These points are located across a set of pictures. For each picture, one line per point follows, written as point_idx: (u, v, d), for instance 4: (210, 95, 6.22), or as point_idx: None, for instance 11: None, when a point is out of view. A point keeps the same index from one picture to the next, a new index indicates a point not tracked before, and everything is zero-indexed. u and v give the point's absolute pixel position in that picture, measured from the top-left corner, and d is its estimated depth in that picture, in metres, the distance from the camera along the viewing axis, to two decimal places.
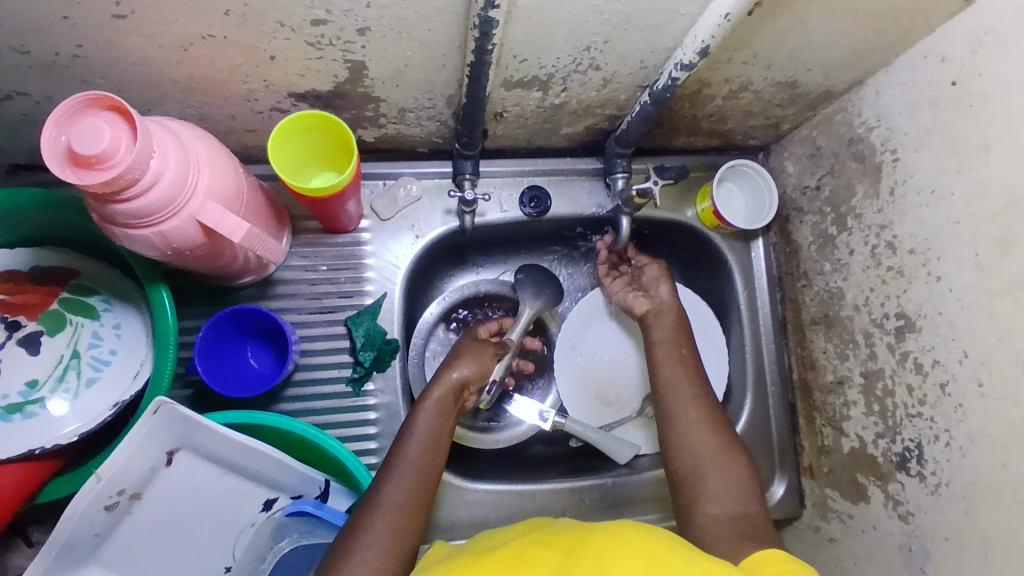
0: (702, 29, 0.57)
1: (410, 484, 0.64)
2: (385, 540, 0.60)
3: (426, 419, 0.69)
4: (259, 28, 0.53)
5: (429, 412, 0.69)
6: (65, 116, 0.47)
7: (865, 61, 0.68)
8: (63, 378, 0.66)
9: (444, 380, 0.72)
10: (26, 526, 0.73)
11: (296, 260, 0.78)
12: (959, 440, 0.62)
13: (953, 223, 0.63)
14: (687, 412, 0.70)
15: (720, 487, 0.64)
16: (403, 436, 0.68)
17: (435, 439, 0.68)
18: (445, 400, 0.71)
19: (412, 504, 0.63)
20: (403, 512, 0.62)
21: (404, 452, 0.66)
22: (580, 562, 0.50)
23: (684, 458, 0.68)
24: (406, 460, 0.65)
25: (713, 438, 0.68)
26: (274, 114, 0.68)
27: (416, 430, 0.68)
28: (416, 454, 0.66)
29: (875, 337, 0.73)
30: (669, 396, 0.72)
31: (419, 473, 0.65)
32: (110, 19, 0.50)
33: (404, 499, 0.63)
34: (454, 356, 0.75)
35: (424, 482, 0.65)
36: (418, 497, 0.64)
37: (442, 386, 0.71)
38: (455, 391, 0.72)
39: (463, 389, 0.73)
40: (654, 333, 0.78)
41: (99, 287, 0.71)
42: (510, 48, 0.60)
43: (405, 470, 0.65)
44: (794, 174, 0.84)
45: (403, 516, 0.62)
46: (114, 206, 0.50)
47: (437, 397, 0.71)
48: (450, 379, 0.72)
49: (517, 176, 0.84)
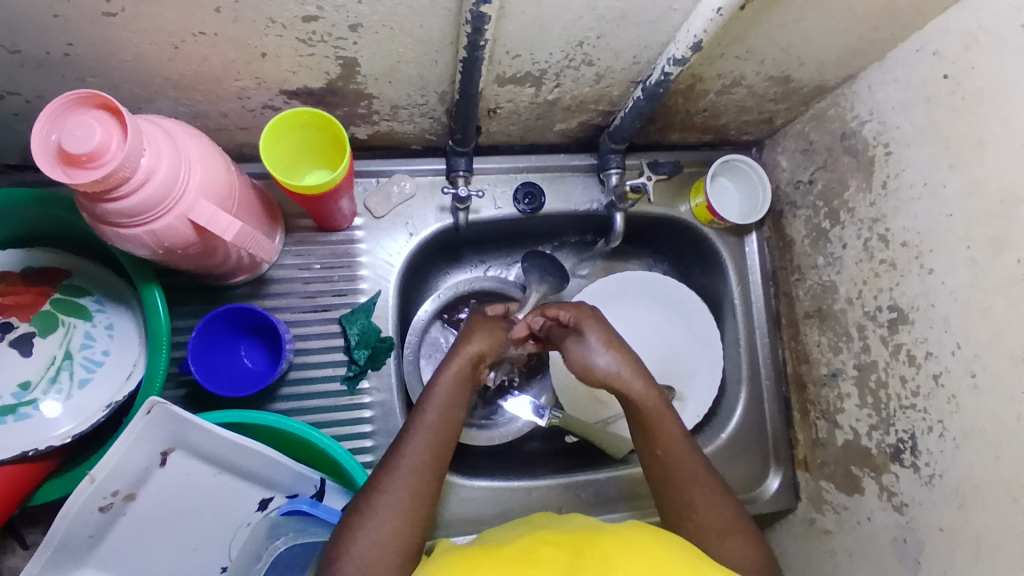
0: (695, 24, 0.57)
1: (427, 449, 0.64)
2: (403, 503, 0.61)
3: (445, 386, 0.68)
4: (251, 25, 0.53)
5: (449, 380, 0.69)
6: (55, 115, 0.46)
7: (858, 56, 0.68)
8: (56, 379, 0.65)
9: (461, 352, 0.71)
10: (20, 527, 0.73)
11: (289, 258, 0.78)
12: (953, 432, 0.63)
13: (946, 216, 0.63)
14: (691, 497, 0.66)
15: (726, 548, 0.63)
16: (422, 401, 0.68)
17: (453, 405, 0.68)
18: (463, 372, 0.70)
19: (430, 468, 0.64)
20: (420, 477, 0.63)
21: (422, 417, 0.66)
22: (587, 563, 0.50)
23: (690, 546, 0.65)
24: (423, 426, 0.65)
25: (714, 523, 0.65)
26: (267, 112, 0.68)
27: (435, 397, 0.67)
28: (435, 419, 0.66)
29: (869, 330, 0.73)
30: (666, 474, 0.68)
31: (437, 438, 0.65)
32: (100, 16, 0.49)
33: (422, 463, 0.63)
34: (469, 331, 0.74)
35: (441, 447, 0.65)
36: (435, 461, 0.64)
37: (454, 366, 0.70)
38: (472, 364, 0.71)
39: (479, 363, 0.72)
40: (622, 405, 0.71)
41: (90, 287, 0.70)
42: (503, 43, 0.59)
43: (421, 436, 0.65)
44: (787, 169, 0.85)
45: (421, 480, 0.63)
46: (106, 205, 0.50)
47: (456, 367, 0.70)
48: (467, 351, 0.71)
49: (510, 173, 0.84)
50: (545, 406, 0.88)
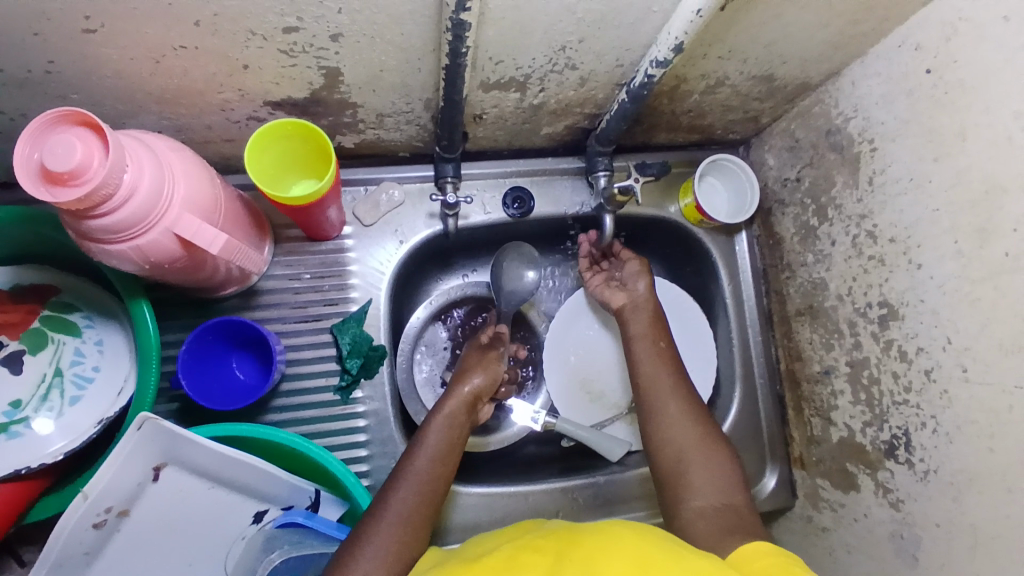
0: (675, 25, 0.57)
1: (416, 497, 0.64)
2: (389, 552, 0.59)
3: (435, 434, 0.69)
4: (232, 37, 0.53)
5: (439, 426, 0.70)
6: (36, 134, 0.46)
7: (841, 52, 0.69)
8: (47, 397, 0.65)
9: (456, 392, 0.74)
10: (17, 546, 0.73)
11: (279, 269, 0.78)
12: (946, 426, 0.63)
13: (932, 210, 0.63)
14: (668, 399, 0.70)
15: (704, 480, 0.64)
16: (411, 449, 0.68)
17: (444, 451, 0.68)
18: (456, 413, 0.72)
19: (417, 516, 0.62)
20: (408, 524, 0.61)
21: (412, 464, 0.66)
22: (570, 564, 0.50)
23: (667, 450, 0.67)
24: (413, 473, 0.65)
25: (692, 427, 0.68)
26: (251, 123, 0.68)
27: (425, 444, 0.68)
28: (424, 467, 0.66)
29: (860, 326, 0.73)
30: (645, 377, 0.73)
31: (426, 485, 0.65)
32: (80, 34, 0.49)
33: (410, 510, 0.62)
34: (466, 370, 0.78)
35: (430, 496, 0.65)
36: (421, 509, 0.63)
37: (454, 399, 0.73)
38: (465, 406, 0.74)
39: (474, 402, 0.75)
40: (632, 327, 0.78)
41: (80, 303, 0.70)
42: (485, 49, 0.59)
43: (410, 483, 0.64)
44: (775, 167, 0.85)
45: (408, 529, 0.61)
46: (89, 222, 0.50)
47: (448, 410, 0.72)
48: (462, 391, 0.74)
49: (499, 178, 0.84)
50: (539, 411, 0.85)
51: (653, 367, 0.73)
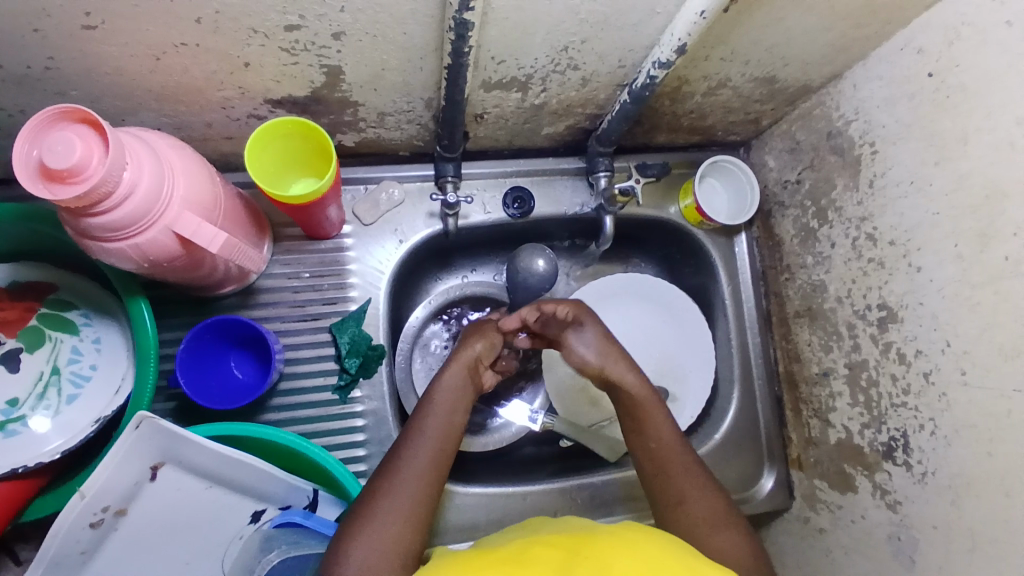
0: (678, 26, 0.57)
1: (429, 453, 0.64)
2: (404, 506, 0.60)
3: (445, 391, 0.70)
4: (233, 35, 0.53)
5: (448, 385, 0.70)
6: (35, 131, 0.46)
7: (843, 55, 0.69)
8: (44, 396, 0.65)
9: (458, 358, 0.73)
10: (13, 544, 0.72)
11: (278, 268, 0.78)
12: (944, 429, 0.63)
13: (932, 214, 0.63)
14: (677, 471, 0.67)
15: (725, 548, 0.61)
16: (421, 408, 0.68)
17: (453, 408, 0.68)
18: (463, 373, 0.72)
19: (431, 472, 0.63)
20: (422, 480, 0.62)
21: (422, 421, 0.67)
22: (583, 562, 0.50)
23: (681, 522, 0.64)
24: (424, 432, 0.66)
25: (706, 497, 0.65)
26: (251, 121, 0.67)
27: (434, 402, 0.68)
28: (435, 425, 0.66)
29: (859, 329, 0.74)
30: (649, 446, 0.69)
31: (438, 442, 0.65)
32: (80, 30, 0.49)
33: (424, 466, 0.63)
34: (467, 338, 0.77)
35: (443, 452, 0.65)
36: (435, 464, 0.64)
37: (457, 366, 0.72)
38: (469, 372, 0.72)
39: (479, 363, 0.75)
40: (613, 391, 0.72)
41: (77, 301, 0.69)
42: (487, 49, 0.59)
43: (422, 440, 0.65)
44: (775, 168, 0.85)
45: (422, 484, 0.62)
46: (88, 220, 0.50)
47: (454, 370, 0.72)
48: (465, 357, 0.73)
49: (499, 178, 0.84)
50: (538, 410, 0.86)
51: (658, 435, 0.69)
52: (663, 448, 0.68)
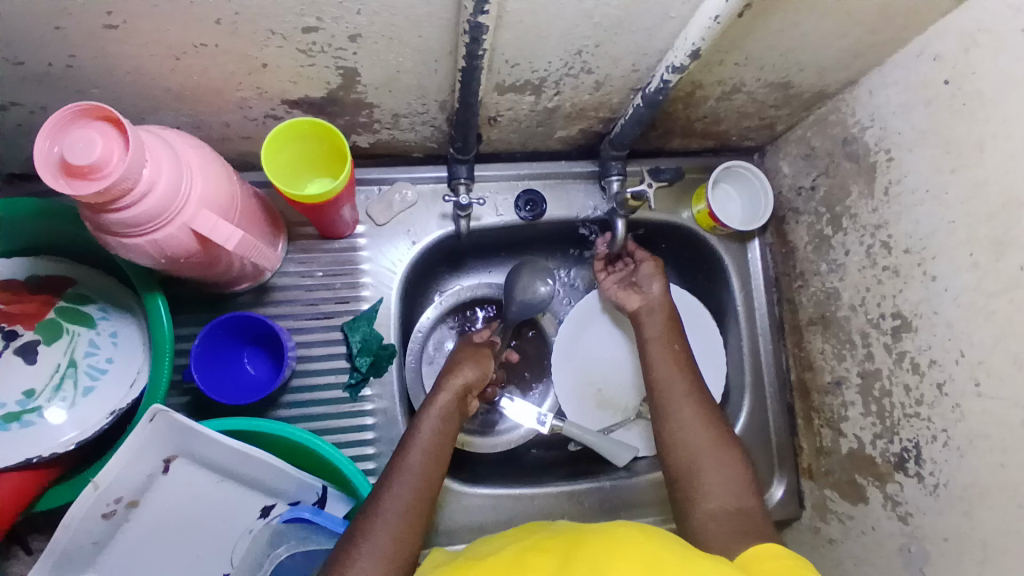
0: (693, 31, 0.57)
1: (412, 491, 0.63)
2: (386, 547, 0.59)
3: (428, 428, 0.69)
4: (251, 36, 0.53)
5: (432, 422, 0.70)
6: (58, 127, 0.47)
7: (859, 61, 0.68)
8: (60, 387, 0.66)
9: (448, 387, 0.74)
10: (26, 534, 0.73)
11: (292, 266, 0.79)
12: (957, 440, 0.62)
13: (948, 222, 0.62)
14: (681, 402, 0.70)
15: (717, 480, 0.64)
16: (405, 444, 0.68)
17: (437, 445, 0.68)
18: (449, 407, 0.72)
19: (414, 510, 0.62)
20: (405, 520, 0.61)
21: (405, 461, 0.66)
22: (575, 564, 0.50)
23: (680, 452, 0.67)
24: (408, 468, 0.65)
25: (706, 430, 0.68)
26: (268, 121, 0.68)
27: (418, 440, 0.68)
28: (418, 463, 0.66)
29: (872, 337, 0.73)
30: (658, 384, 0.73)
31: (420, 480, 0.65)
32: (103, 29, 0.50)
33: (406, 505, 0.62)
34: (457, 364, 0.78)
35: (426, 490, 0.65)
36: (417, 504, 0.63)
37: (448, 393, 0.73)
38: (456, 398, 0.74)
39: (465, 395, 0.75)
40: (646, 331, 0.79)
41: (95, 296, 0.71)
42: (501, 52, 0.60)
43: (406, 478, 0.64)
44: (789, 174, 0.84)
45: (406, 522, 0.61)
46: (108, 216, 0.51)
47: (440, 407, 0.72)
48: (454, 385, 0.75)
49: (512, 180, 0.85)
50: (546, 414, 0.87)
51: (673, 382, 0.72)
52: (670, 384, 0.72)
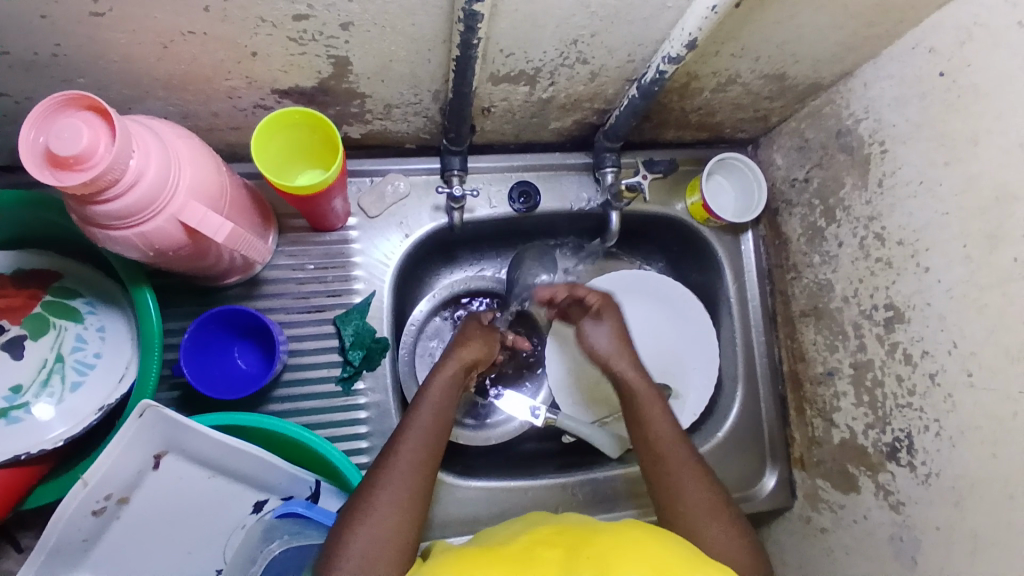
0: (689, 21, 0.56)
1: (425, 446, 0.64)
2: (403, 498, 0.60)
3: (438, 387, 0.70)
4: (241, 24, 0.52)
5: (443, 380, 0.71)
6: (43, 116, 0.46)
7: (853, 53, 0.68)
8: (47, 383, 0.65)
9: (456, 357, 0.74)
10: (15, 531, 0.72)
11: (283, 259, 0.78)
12: (949, 430, 0.63)
13: (941, 214, 0.63)
14: (680, 466, 0.67)
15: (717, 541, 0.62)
16: (416, 402, 0.69)
17: (445, 403, 0.69)
18: (458, 374, 0.73)
19: (426, 465, 0.63)
20: (418, 473, 0.62)
21: (415, 417, 0.67)
22: (584, 560, 0.50)
23: (677, 509, 0.64)
24: (418, 424, 0.66)
25: (704, 490, 0.65)
26: (258, 111, 0.67)
27: (429, 395, 0.69)
28: (429, 420, 0.67)
29: (865, 329, 0.73)
30: (655, 446, 0.69)
31: (432, 434, 0.66)
32: (87, 16, 0.49)
33: (419, 461, 0.63)
34: (465, 338, 0.78)
35: (436, 443, 0.65)
36: (429, 457, 0.64)
37: (457, 362, 0.73)
38: (464, 367, 0.74)
39: (472, 368, 0.76)
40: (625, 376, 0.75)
41: (82, 289, 0.69)
42: (496, 42, 0.59)
43: (417, 434, 0.65)
44: (783, 166, 0.84)
45: (419, 475, 0.62)
46: (95, 208, 0.49)
47: (451, 370, 0.72)
48: (462, 356, 0.75)
49: (506, 172, 0.84)
50: (540, 406, 0.85)
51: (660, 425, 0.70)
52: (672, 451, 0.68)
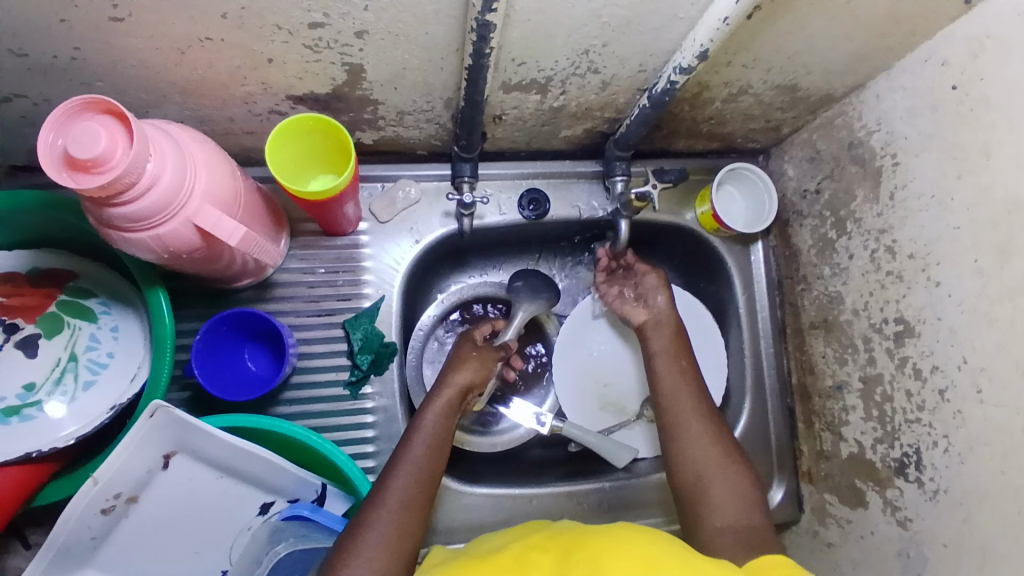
0: (701, 32, 0.56)
1: (415, 484, 0.64)
2: (390, 538, 0.59)
3: (432, 420, 0.69)
4: (257, 31, 0.53)
5: (436, 412, 0.70)
6: (62, 119, 0.47)
7: (867, 65, 0.68)
8: (60, 381, 0.65)
9: (450, 384, 0.73)
10: (24, 527, 0.73)
11: (294, 263, 0.78)
12: (958, 446, 0.62)
13: (953, 228, 0.62)
14: (691, 419, 0.69)
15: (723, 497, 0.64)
16: (408, 435, 0.68)
17: (439, 438, 0.68)
18: (451, 403, 0.71)
19: (418, 500, 0.63)
20: (408, 511, 0.62)
21: (408, 450, 0.66)
22: (576, 564, 0.50)
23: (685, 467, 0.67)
24: (410, 459, 0.65)
25: (713, 447, 0.67)
26: (273, 117, 0.68)
27: (422, 429, 0.68)
28: (420, 454, 0.66)
29: (875, 342, 0.73)
30: (669, 399, 0.72)
31: (423, 470, 0.65)
32: (107, 22, 0.50)
33: (410, 497, 0.63)
34: (459, 361, 0.76)
35: (428, 481, 0.65)
36: (420, 494, 0.63)
37: (449, 391, 0.72)
38: (459, 395, 0.73)
39: (467, 393, 0.74)
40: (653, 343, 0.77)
41: (97, 290, 0.71)
42: (508, 51, 0.59)
43: (409, 469, 0.64)
44: (794, 177, 0.84)
45: (408, 515, 0.62)
46: (111, 210, 0.50)
47: (444, 399, 0.71)
48: (456, 383, 0.73)
49: (516, 179, 0.84)
50: (545, 415, 0.87)
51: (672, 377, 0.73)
52: (684, 411, 0.70)
